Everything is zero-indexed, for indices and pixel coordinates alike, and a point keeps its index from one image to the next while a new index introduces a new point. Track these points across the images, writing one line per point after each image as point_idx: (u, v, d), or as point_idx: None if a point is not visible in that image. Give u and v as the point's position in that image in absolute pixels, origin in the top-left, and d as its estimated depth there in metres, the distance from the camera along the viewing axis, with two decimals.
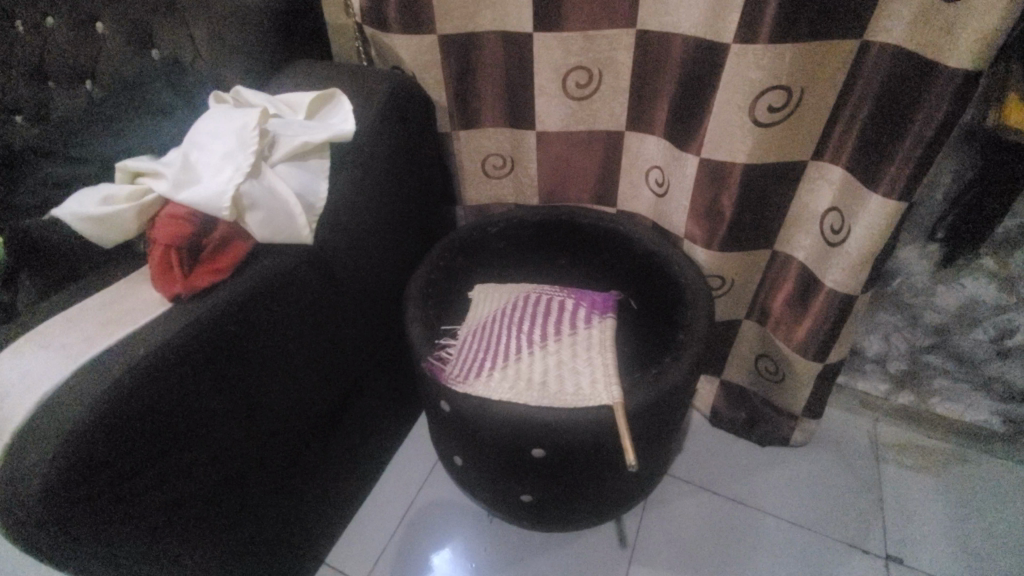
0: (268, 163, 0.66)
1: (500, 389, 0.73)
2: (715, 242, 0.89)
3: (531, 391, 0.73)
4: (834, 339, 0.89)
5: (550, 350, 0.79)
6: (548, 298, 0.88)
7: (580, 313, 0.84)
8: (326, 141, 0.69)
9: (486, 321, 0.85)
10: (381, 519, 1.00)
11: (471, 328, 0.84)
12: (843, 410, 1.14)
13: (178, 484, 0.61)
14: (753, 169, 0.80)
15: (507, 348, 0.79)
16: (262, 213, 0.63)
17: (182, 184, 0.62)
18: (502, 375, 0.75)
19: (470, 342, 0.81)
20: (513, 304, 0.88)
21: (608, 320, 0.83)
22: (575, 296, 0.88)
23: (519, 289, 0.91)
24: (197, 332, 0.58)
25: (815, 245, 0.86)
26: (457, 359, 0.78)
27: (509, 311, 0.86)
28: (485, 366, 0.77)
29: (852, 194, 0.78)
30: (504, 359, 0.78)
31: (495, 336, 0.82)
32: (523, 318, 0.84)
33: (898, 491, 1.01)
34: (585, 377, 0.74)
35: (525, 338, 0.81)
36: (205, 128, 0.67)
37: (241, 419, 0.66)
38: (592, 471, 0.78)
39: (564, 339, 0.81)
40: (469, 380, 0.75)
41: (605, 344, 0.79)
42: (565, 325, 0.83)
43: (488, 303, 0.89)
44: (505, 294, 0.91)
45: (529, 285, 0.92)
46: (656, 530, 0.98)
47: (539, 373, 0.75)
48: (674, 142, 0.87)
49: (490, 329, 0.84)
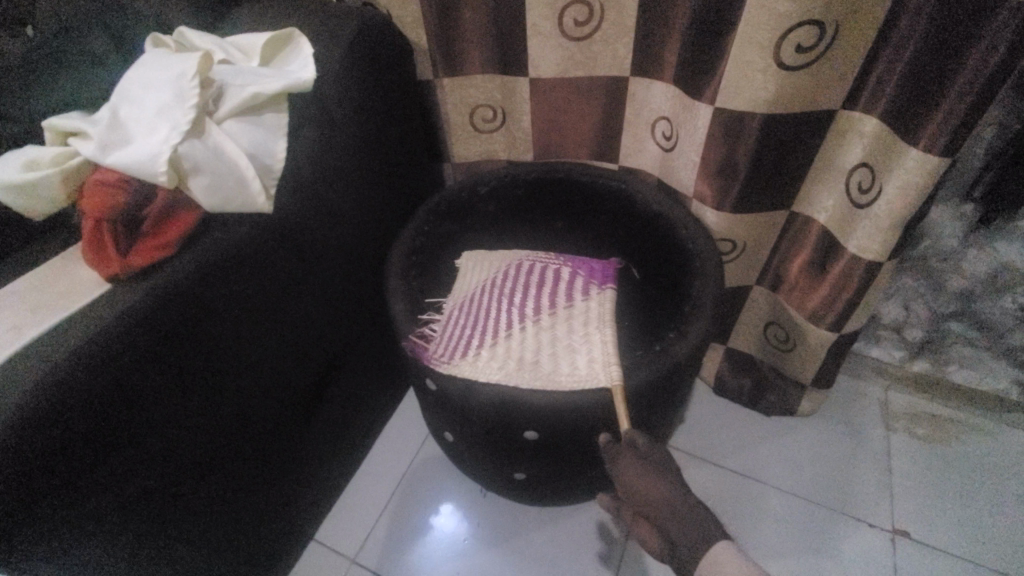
0: (213, 120, 0.57)
1: (488, 370, 0.67)
2: (727, 202, 0.81)
3: (522, 371, 0.67)
4: (853, 309, 0.82)
5: (545, 326, 0.72)
6: (543, 266, 0.80)
7: (577, 283, 0.77)
8: (281, 91, 0.59)
9: (474, 294, 0.78)
10: (370, 495, 0.96)
11: (459, 302, 0.77)
12: (854, 378, 1.09)
13: (134, 481, 0.56)
14: (773, 121, 0.70)
15: (497, 325, 0.72)
16: (207, 179, 0.54)
17: (110, 146, 0.53)
18: (491, 355, 0.69)
19: (458, 317, 0.74)
20: (504, 274, 0.80)
21: (608, 291, 0.75)
22: (573, 264, 0.81)
23: (511, 257, 0.83)
24: (140, 317, 0.51)
25: (839, 205, 0.77)
26: (442, 337, 0.71)
27: (498, 282, 0.79)
28: (472, 345, 0.70)
29: (886, 148, 0.69)
30: (493, 336, 0.71)
31: (483, 310, 0.75)
32: (515, 289, 0.77)
33: (909, 464, 0.97)
34: (582, 358, 0.68)
35: (517, 312, 0.74)
36: (137, 78, 0.57)
37: (203, 408, 0.61)
38: (589, 453, 0.73)
39: (560, 312, 0.74)
40: (455, 360, 0.69)
41: (605, 319, 0.72)
42: (561, 297, 0.75)
43: (477, 274, 0.82)
44: (495, 262, 0.83)
45: (522, 252, 0.84)
46: None
47: (531, 352, 0.69)
48: (684, 89, 0.77)
49: (478, 303, 0.76)
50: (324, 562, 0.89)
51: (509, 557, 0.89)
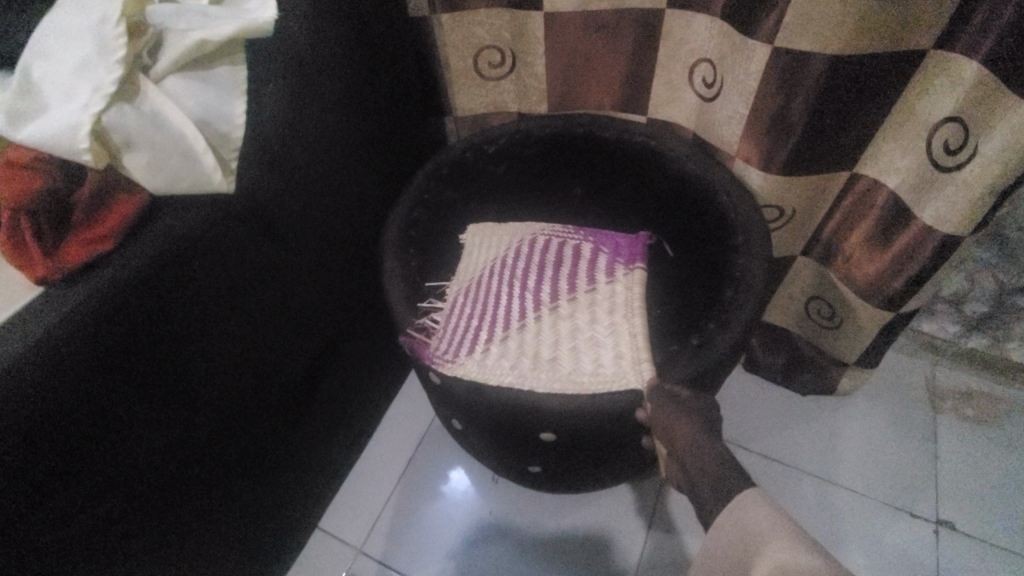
0: (150, 78, 0.46)
1: (498, 370, 0.59)
2: (776, 163, 0.68)
3: (538, 370, 0.58)
4: (918, 286, 0.71)
5: (564, 316, 0.63)
6: (561, 243, 0.71)
7: (600, 263, 0.67)
8: (235, 36, 0.47)
9: (481, 278, 0.69)
10: (375, 482, 0.91)
11: (464, 288, 0.68)
12: (900, 354, 0.99)
13: (102, 504, 0.49)
14: (846, 63, 0.57)
15: (508, 315, 0.64)
16: (144, 155, 0.44)
17: (19, 117, 0.43)
18: (501, 352, 0.60)
19: (464, 305, 0.66)
20: (515, 254, 0.71)
21: (637, 271, 0.65)
22: (595, 240, 0.71)
23: (524, 233, 0.73)
24: (79, 328, 0.42)
25: (914, 168, 0.64)
26: (445, 333, 0.63)
27: (508, 263, 0.69)
28: (479, 340, 0.62)
29: (987, 99, 0.56)
30: (503, 329, 0.62)
31: (491, 296, 0.66)
32: (528, 271, 0.68)
33: (957, 448, 0.89)
34: (608, 354, 0.58)
35: (532, 299, 0.65)
36: (51, 26, 0.46)
37: (176, 419, 0.53)
38: (612, 454, 0.65)
39: (580, 299, 0.64)
40: (459, 360, 0.60)
41: (633, 305, 0.62)
42: (582, 279, 0.66)
43: (483, 254, 0.72)
44: (505, 238, 0.73)
45: (536, 225, 0.74)
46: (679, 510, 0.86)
47: (548, 348, 0.60)
48: (733, 25, 0.63)
49: (485, 288, 0.67)
50: (330, 552, 0.85)
51: (522, 546, 0.85)
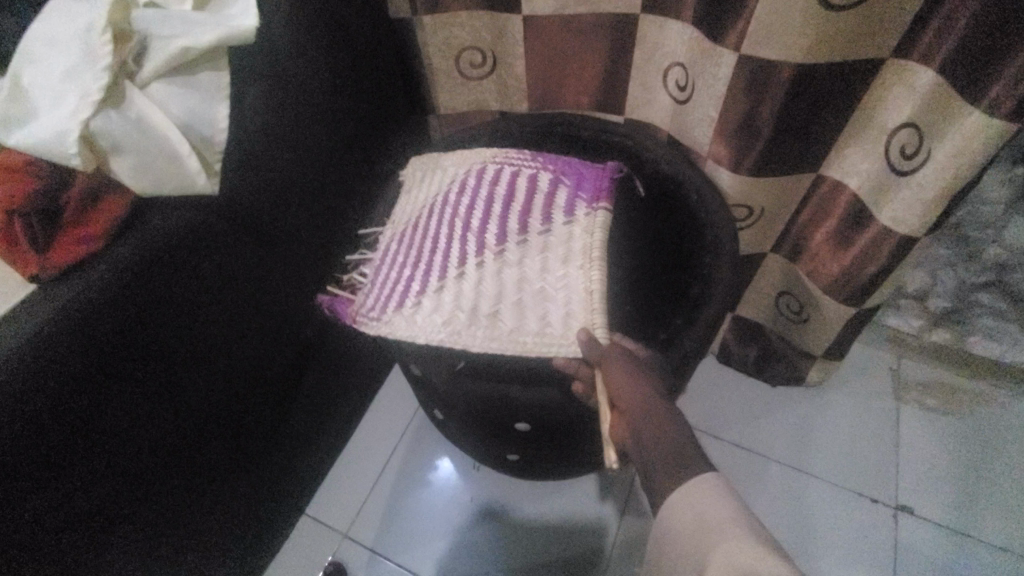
0: (136, 84, 0.48)
1: (428, 326, 0.57)
2: (745, 165, 0.71)
3: (474, 328, 0.55)
4: (878, 284, 0.75)
5: (510, 263, 0.58)
6: (515, 173, 0.65)
7: (559, 199, 0.62)
8: (217, 44, 0.49)
9: (422, 221, 0.66)
10: (361, 469, 0.95)
11: (400, 232, 0.66)
12: (867, 346, 1.03)
13: (99, 489, 0.52)
14: (807, 72, 0.60)
15: (446, 265, 0.60)
16: (132, 158, 0.46)
17: (12, 122, 0.45)
18: (433, 305, 0.58)
19: (396, 253, 0.64)
20: (459, 185, 0.66)
21: (600, 212, 0.60)
22: (555, 170, 0.65)
23: (475, 157, 0.68)
24: (68, 325, 0.44)
25: (874, 171, 0.68)
26: (371, 289, 0.63)
27: (450, 197, 0.65)
28: (410, 293, 0.60)
29: (940, 108, 0.59)
30: (440, 279, 0.59)
31: (431, 242, 0.63)
32: (473, 208, 0.63)
33: (918, 438, 0.93)
34: (556, 310, 0.54)
35: (477, 242, 0.60)
36: (40, 30, 0.48)
37: (164, 411, 0.55)
38: (586, 443, 0.68)
39: (530, 244, 0.59)
40: (379, 318, 0.59)
41: (591, 254, 0.57)
42: (536, 220, 0.61)
43: (423, 189, 0.69)
44: (457, 166, 0.69)
45: (490, 148, 0.69)
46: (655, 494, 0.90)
47: (487, 303, 0.56)
48: (704, 31, 0.65)
49: (424, 232, 0.64)
50: (317, 537, 0.88)
51: (501, 530, 0.88)
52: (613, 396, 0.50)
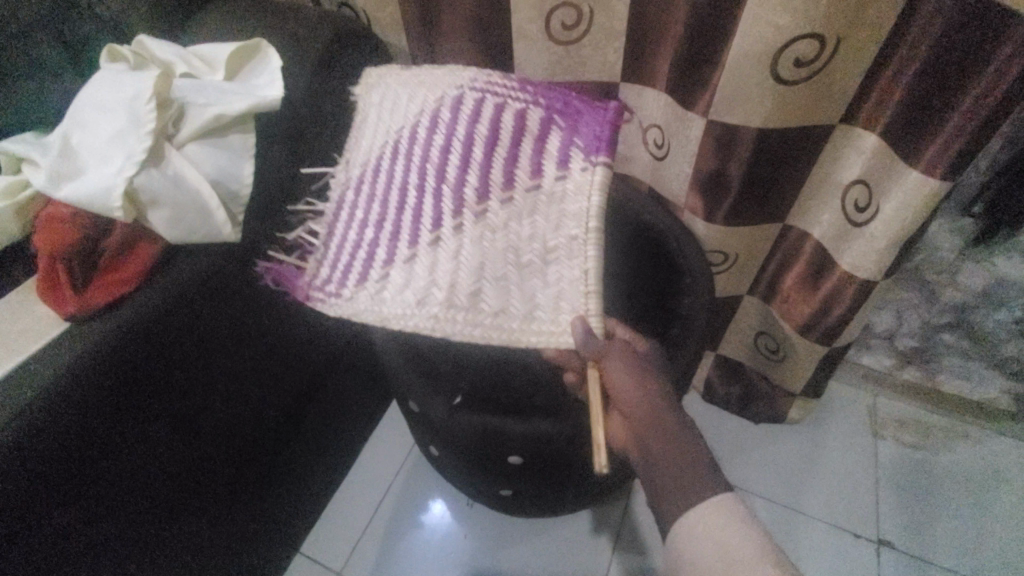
0: (173, 145, 0.54)
1: (397, 305, 0.50)
2: (719, 214, 0.78)
3: (452, 311, 0.48)
4: (846, 324, 0.80)
5: (493, 228, 0.49)
6: (501, 107, 0.53)
7: (552, 146, 0.51)
8: (247, 112, 0.56)
9: (383, 170, 0.56)
10: (356, 507, 0.96)
11: (359, 177, 0.58)
12: (844, 384, 1.08)
13: (109, 517, 0.55)
14: (767, 135, 0.67)
15: (419, 228, 0.52)
16: (166, 211, 0.51)
17: (61, 178, 0.51)
18: (404, 278, 0.51)
19: (355, 207, 0.57)
20: (432, 122, 0.55)
21: (598, 171, 0.49)
22: (548, 105, 0.53)
23: (453, 83, 0.55)
24: (97, 361, 0.48)
25: (833, 221, 0.75)
26: (325, 256, 0.57)
27: (422, 136, 0.55)
28: (376, 261, 0.53)
29: (886, 168, 0.66)
30: (412, 244, 0.52)
31: (401, 201, 0.54)
32: (449, 153, 0.53)
33: (896, 473, 0.97)
34: (544, 291, 0.46)
35: (456, 203, 0.51)
36: (90, 98, 0.54)
37: (175, 443, 0.59)
38: (576, 476, 0.71)
39: (516, 204, 0.50)
40: (336, 293, 0.54)
41: (586, 221, 0.47)
42: (523, 173, 0.50)
43: (385, 119, 0.58)
44: (428, 91, 0.56)
45: (472, 70, 0.56)
46: (645, 530, 0.92)
47: (466, 278, 0.48)
48: (678, 99, 0.73)
49: (390, 184, 0.55)
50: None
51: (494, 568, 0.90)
52: (620, 407, 0.51)
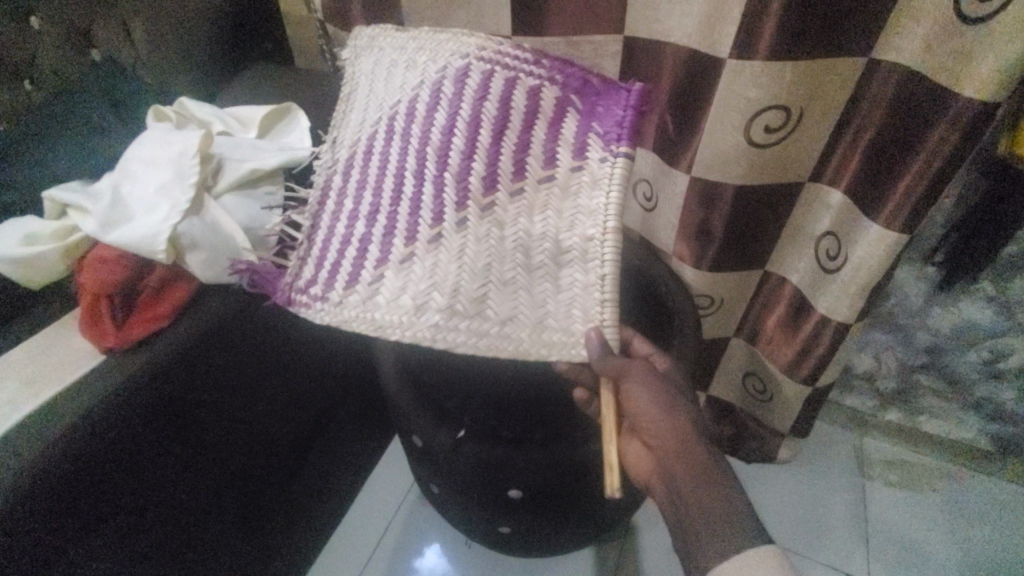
0: (212, 195, 0.59)
1: (393, 307, 0.49)
2: (705, 260, 0.84)
3: (455, 319, 0.47)
4: (826, 364, 0.85)
5: (500, 225, 0.48)
6: (514, 85, 0.50)
7: (567, 131, 0.49)
8: (278, 167, 0.62)
9: (381, 155, 0.54)
10: (355, 546, 0.96)
11: (346, 159, 0.57)
12: (830, 425, 1.12)
13: (125, 543, 0.57)
14: (745, 190, 0.75)
15: (418, 222, 0.50)
16: (203, 254, 0.57)
17: (110, 223, 0.56)
18: (400, 281, 0.49)
19: (343, 194, 0.56)
20: (432, 97, 0.52)
21: (618, 163, 0.47)
22: (564, 84, 0.50)
23: (458, 53, 0.52)
24: (133, 390, 0.52)
25: (809, 268, 0.81)
26: (307, 252, 0.56)
27: (421, 114, 0.53)
28: (370, 259, 0.51)
29: (851, 221, 0.73)
30: (410, 241, 0.50)
31: (399, 191, 0.52)
32: (454, 139, 0.50)
33: (884, 513, 0.99)
34: (556, 297, 0.46)
35: (460, 195, 0.49)
36: (138, 154, 0.60)
37: (192, 473, 0.61)
38: (573, 511, 0.74)
39: (524, 198, 0.48)
40: (324, 296, 0.52)
41: (603, 221, 0.46)
42: (536, 160, 0.49)
43: (382, 94, 0.56)
44: (435, 64, 0.53)
45: (479, 36, 0.52)
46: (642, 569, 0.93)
47: (469, 281, 0.47)
48: (664, 157, 0.81)
49: (387, 172, 0.53)
50: None
51: None
52: (644, 436, 0.53)
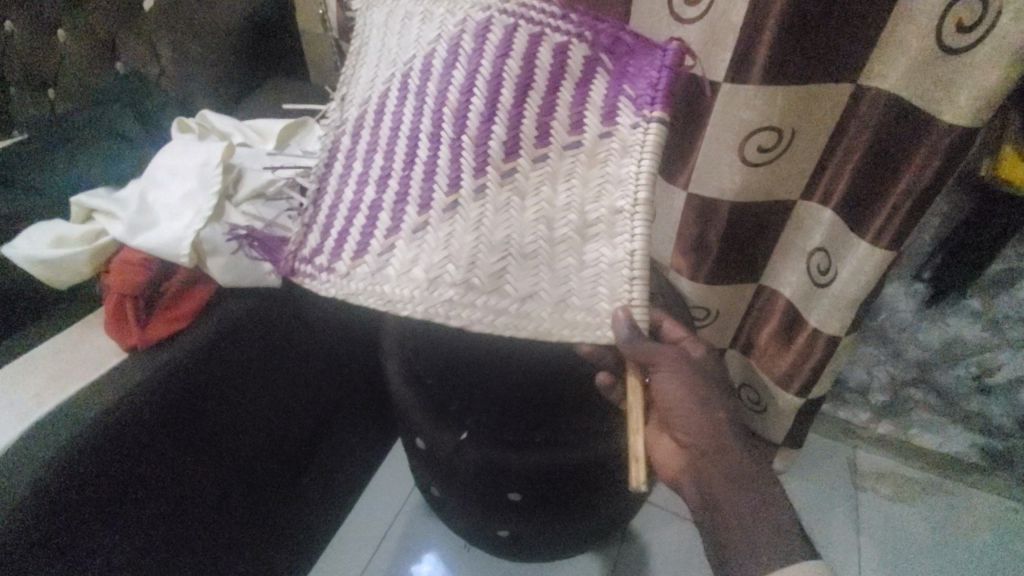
0: (232, 203, 0.62)
1: (406, 282, 0.45)
2: (702, 273, 0.87)
3: (472, 295, 0.44)
4: (818, 376, 0.88)
5: (521, 193, 0.45)
6: (540, 38, 0.46)
7: (598, 91, 0.46)
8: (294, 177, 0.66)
9: (390, 113, 0.49)
10: (356, 549, 0.98)
11: (355, 119, 0.52)
12: (824, 437, 1.14)
13: (139, 536, 0.59)
14: (740, 207, 0.78)
15: (432, 188, 0.46)
16: (223, 259, 0.59)
17: (137, 229, 0.59)
18: (411, 252, 0.46)
19: (350, 157, 0.51)
20: (450, 53, 0.47)
21: (651, 128, 0.44)
22: (595, 38, 0.47)
23: (477, 4, 0.47)
24: (152, 388, 0.55)
25: (801, 282, 0.84)
26: (314, 219, 0.52)
27: (437, 68, 0.47)
28: (379, 228, 0.47)
29: (841, 238, 0.77)
30: (423, 210, 0.47)
31: (413, 154, 0.47)
32: (472, 95, 0.46)
33: (878, 525, 1.01)
34: (580, 274, 0.44)
35: (478, 160, 0.45)
36: (164, 164, 0.64)
37: (203, 470, 0.63)
38: (570, 515, 0.76)
39: (548, 165, 0.45)
40: (329, 268, 0.49)
41: (635, 191, 0.44)
42: (564, 122, 0.45)
43: (391, 45, 0.51)
44: (452, 12, 0.48)
45: None
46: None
47: (487, 256, 0.44)
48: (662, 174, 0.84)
49: (398, 132, 0.49)
50: None
51: None
52: (675, 431, 0.53)
